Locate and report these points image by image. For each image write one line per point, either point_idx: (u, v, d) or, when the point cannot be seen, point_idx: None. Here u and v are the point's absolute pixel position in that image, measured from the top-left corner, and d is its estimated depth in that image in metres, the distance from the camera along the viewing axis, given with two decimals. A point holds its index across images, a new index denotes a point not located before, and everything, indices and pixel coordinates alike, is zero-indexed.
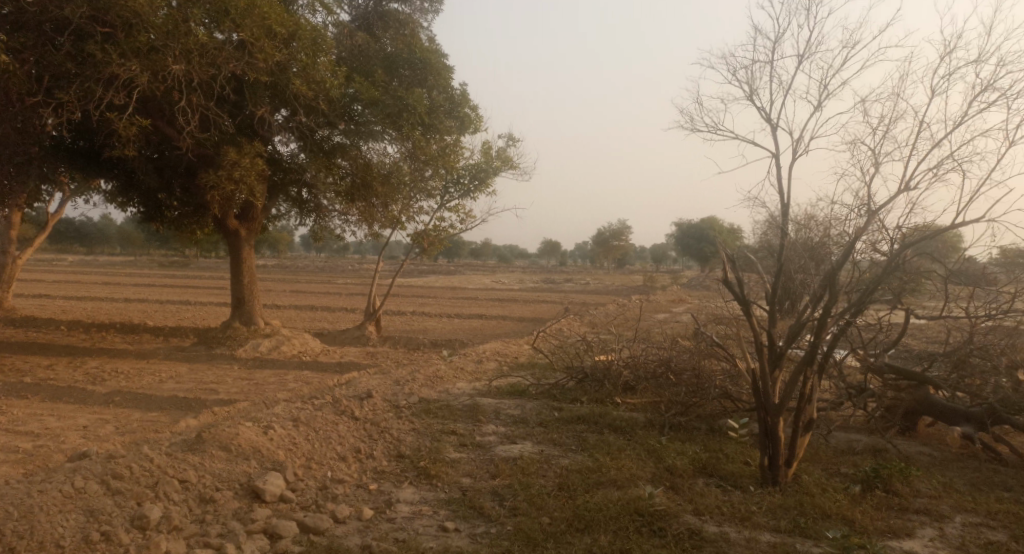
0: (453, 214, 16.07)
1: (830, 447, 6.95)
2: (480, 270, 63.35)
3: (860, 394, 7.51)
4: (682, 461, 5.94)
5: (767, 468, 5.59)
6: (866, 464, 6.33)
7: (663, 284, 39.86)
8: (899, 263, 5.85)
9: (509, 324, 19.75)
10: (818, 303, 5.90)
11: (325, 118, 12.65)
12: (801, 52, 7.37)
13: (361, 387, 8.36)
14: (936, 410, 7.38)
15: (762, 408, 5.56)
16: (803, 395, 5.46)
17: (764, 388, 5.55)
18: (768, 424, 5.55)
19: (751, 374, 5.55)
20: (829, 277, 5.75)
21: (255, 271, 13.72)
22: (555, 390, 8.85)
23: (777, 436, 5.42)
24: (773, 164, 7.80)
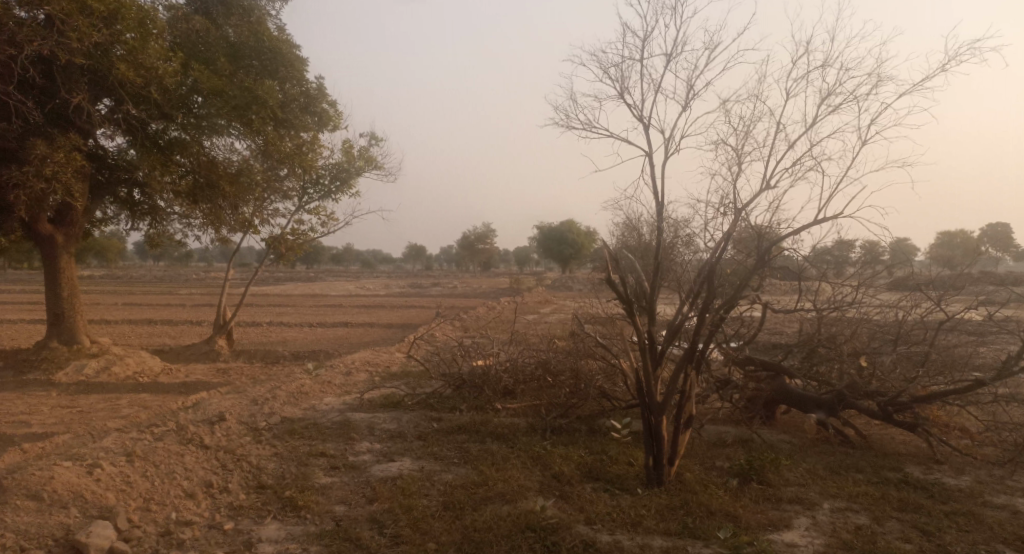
0: (314, 217, 15.14)
1: (705, 440, 7.00)
2: (344, 276, 61.29)
3: (728, 387, 7.63)
4: (569, 467, 5.69)
5: (653, 467, 5.37)
6: (742, 456, 6.39)
7: (531, 286, 40.38)
8: (769, 260, 5.83)
9: (377, 332, 18.97)
10: (696, 298, 5.74)
11: (159, 111, 11.29)
12: (670, 54, 7.41)
13: (212, 409, 7.46)
14: (792, 400, 7.37)
15: (645, 408, 5.28)
16: (686, 393, 5.25)
17: (647, 387, 5.30)
18: (652, 424, 5.28)
19: (633, 372, 5.30)
20: (707, 275, 5.61)
21: (78, 283, 12.13)
22: (431, 399, 8.38)
23: (661, 436, 5.18)
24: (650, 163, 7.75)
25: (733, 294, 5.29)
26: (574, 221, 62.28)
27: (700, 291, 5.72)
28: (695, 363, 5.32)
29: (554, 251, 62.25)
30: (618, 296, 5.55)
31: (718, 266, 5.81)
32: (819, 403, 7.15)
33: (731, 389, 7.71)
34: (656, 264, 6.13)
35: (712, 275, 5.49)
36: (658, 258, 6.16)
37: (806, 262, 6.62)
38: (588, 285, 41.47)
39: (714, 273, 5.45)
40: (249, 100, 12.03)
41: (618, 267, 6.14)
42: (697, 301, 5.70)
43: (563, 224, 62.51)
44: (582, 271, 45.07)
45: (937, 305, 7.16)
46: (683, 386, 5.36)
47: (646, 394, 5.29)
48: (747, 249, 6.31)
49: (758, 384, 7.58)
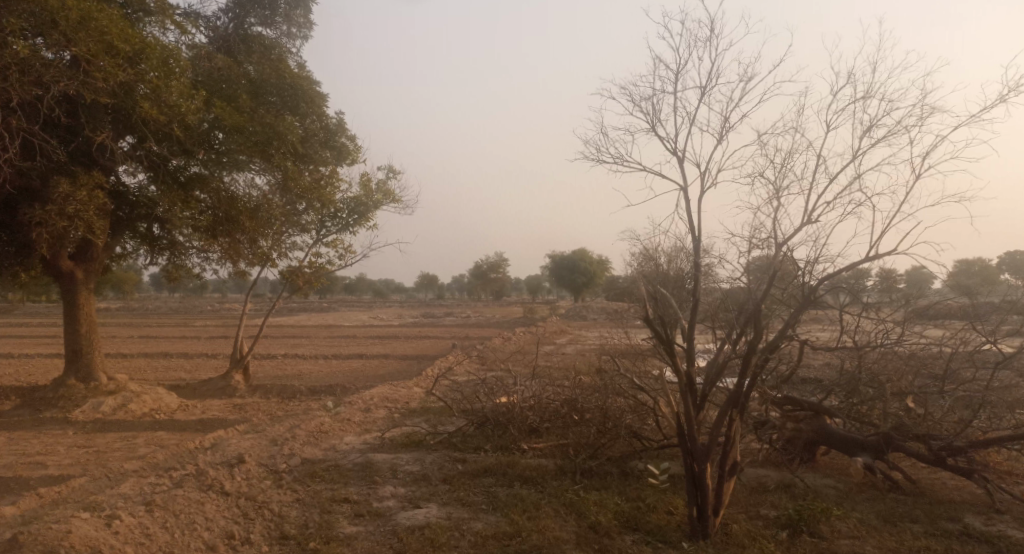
0: (331, 250, 15.09)
1: (745, 485, 6.71)
2: (357, 306, 61.31)
3: (765, 427, 7.35)
4: (605, 516, 5.43)
5: (696, 518, 5.09)
6: (787, 503, 6.12)
7: (545, 316, 40.13)
8: (815, 297, 5.57)
9: (393, 364, 18.77)
10: (739, 337, 5.50)
11: (181, 147, 11.31)
12: (704, 83, 7.25)
13: (230, 450, 7.27)
14: (834, 441, 7.07)
15: (688, 454, 5.04)
16: (731, 438, 5.01)
17: (689, 431, 5.07)
18: (695, 472, 5.03)
19: (674, 416, 5.08)
20: (751, 313, 5.38)
21: (97, 318, 12.06)
22: (454, 438, 8.15)
23: (706, 485, 4.93)
24: (685, 195, 7.59)
25: (783, 333, 5.06)
26: (587, 249, 62.22)
27: (744, 329, 5.48)
28: (740, 406, 5.09)
29: (568, 280, 62.08)
30: (657, 336, 5.34)
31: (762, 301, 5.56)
32: (863, 444, 6.87)
33: (768, 429, 7.43)
34: (695, 302, 5.93)
35: (758, 312, 5.26)
36: (697, 296, 5.95)
37: (852, 298, 6.35)
38: (603, 316, 41.20)
39: (759, 310, 5.23)
40: (269, 136, 12.06)
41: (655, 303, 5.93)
42: (739, 340, 5.47)
43: (576, 253, 62.46)
44: (596, 300, 44.82)
45: (989, 343, 6.84)
46: (728, 431, 5.13)
47: (688, 439, 5.05)
48: (791, 285, 6.06)
49: (797, 425, 7.30)
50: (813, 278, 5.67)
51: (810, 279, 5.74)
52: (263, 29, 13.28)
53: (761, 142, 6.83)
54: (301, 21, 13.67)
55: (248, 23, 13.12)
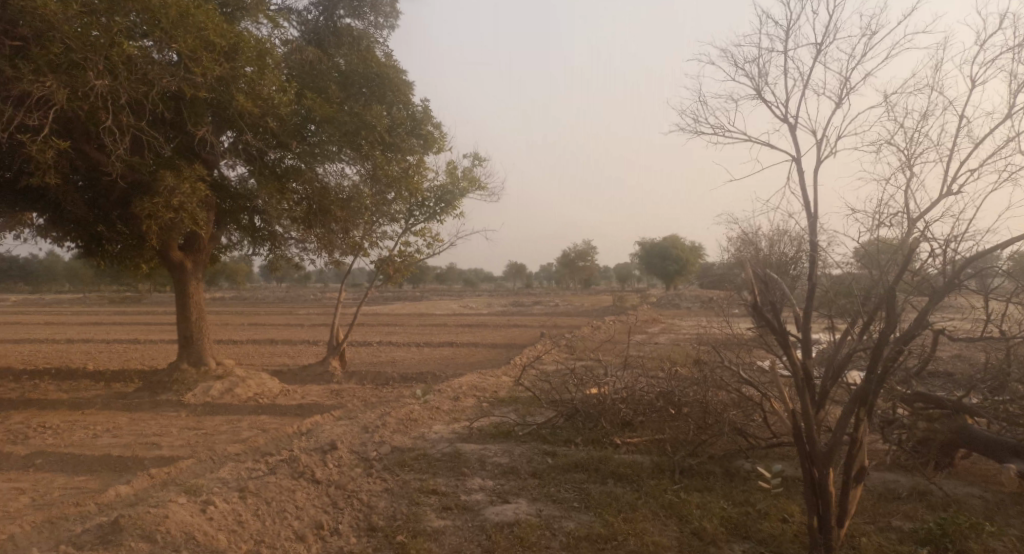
0: (419, 238, 15.19)
1: (870, 493, 6.16)
2: (447, 295, 62.33)
3: (891, 427, 6.73)
4: (711, 522, 5.07)
5: (817, 529, 4.63)
6: (925, 515, 5.55)
7: (635, 304, 39.31)
8: (958, 282, 4.93)
9: (482, 353, 18.80)
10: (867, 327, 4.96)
11: (276, 140, 11.61)
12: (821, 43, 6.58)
13: (323, 437, 7.35)
14: (975, 444, 6.40)
15: (806, 457, 4.61)
16: (857, 441, 4.54)
17: (807, 431, 4.63)
18: (815, 477, 4.60)
19: (791, 416, 4.66)
20: (881, 300, 4.84)
21: (205, 307, 12.59)
22: (544, 430, 7.94)
23: (827, 492, 4.50)
24: (800, 168, 6.99)
25: (917, 325, 4.51)
26: (679, 235, 60.64)
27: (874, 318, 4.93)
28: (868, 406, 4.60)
29: (658, 267, 60.75)
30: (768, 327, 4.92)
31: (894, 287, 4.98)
32: (1010, 448, 6.19)
33: (894, 429, 6.81)
34: (812, 288, 5.42)
35: (891, 301, 4.71)
36: (812, 282, 5.45)
37: (1000, 282, 5.61)
38: (697, 304, 39.98)
39: (892, 299, 4.69)
40: (359, 125, 12.18)
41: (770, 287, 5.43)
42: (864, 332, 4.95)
43: (667, 240, 61.00)
44: (689, 287, 43.56)
45: None
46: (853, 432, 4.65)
47: (807, 442, 4.62)
48: (926, 268, 5.40)
49: (930, 426, 6.65)
50: (951, 262, 5.04)
51: (948, 261, 5.09)
52: (352, 20, 13.39)
53: (890, 107, 6.13)
54: (388, 11, 13.66)
55: (337, 15, 13.28)
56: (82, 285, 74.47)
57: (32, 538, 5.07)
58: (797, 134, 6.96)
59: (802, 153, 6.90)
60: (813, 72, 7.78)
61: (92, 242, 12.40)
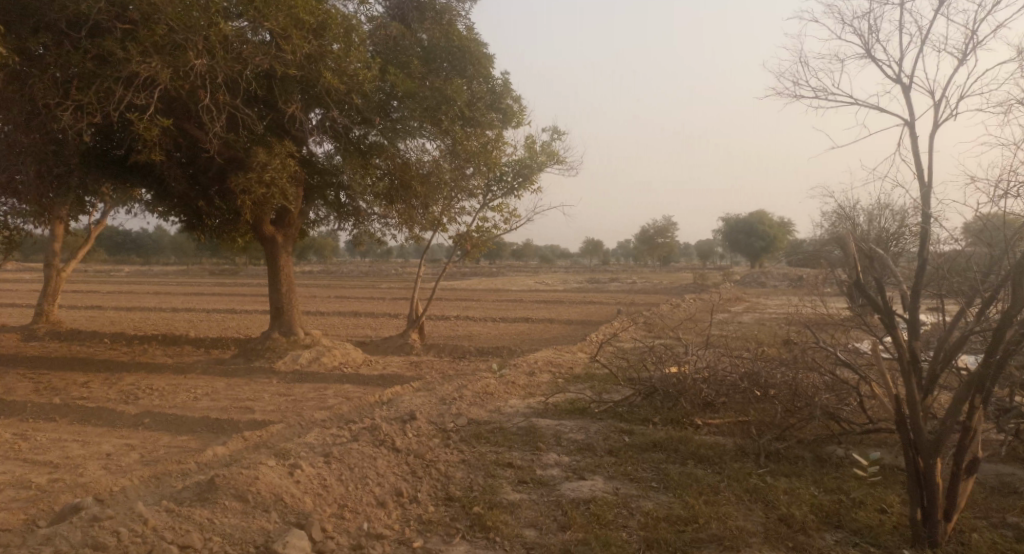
0: (497, 213, 15.25)
1: (978, 486, 5.79)
2: (524, 271, 62.57)
3: (1002, 417, 6.28)
4: (801, 510, 4.88)
5: (921, 523, 4.37)
6: None
7: (716, 282, 38.34)
8: None
9: (559, 328, 18.80)
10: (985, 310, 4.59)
11: (360, 116, 11.82)
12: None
13: (404, 407, 7.53)
14: None
15: (911, 446, 4.35)
16: (968, 430, 4.24)
17: (913, 419, 4.36)
18: (921, 467, 4.34)
19: (896, 402, 4.39)
20: (1002, 281, 4.46)
21: (294, 279, 13.06)
22: (621, 407, 7.86)
23: (934, 483, 4.24)
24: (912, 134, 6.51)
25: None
26: (764, 212, 58.55)
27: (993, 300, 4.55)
28: (982, 393, 4.28)
29: (741, 245, 58.92)
30: (870, 306, 4.64)
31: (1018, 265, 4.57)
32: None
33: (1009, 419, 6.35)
34: (922, 264, 5.07)
35: (1015, 282, 4.33)
36: (923, 259, 5.10)
37: None
38: (782, 283, 38.59)
39: (1015, 280, 4.31)
40: (440, 100, 12.24)
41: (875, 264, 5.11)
42: (981, 313, 4.58)
43: (751, 216, 58.97)
44: (774, 265, 42.00)
45: None
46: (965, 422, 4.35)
47: (911, 429, 4.36)
48: None
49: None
50: None
51: None
52: None
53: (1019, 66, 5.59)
54: None
55: None
56: (182, 257, 79.00)
57: (139, 491, 5.43)
58: (910, 98, 6.48)
59: (915, 119, 6.42)
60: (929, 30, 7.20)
61: (192, 216, 13.07)
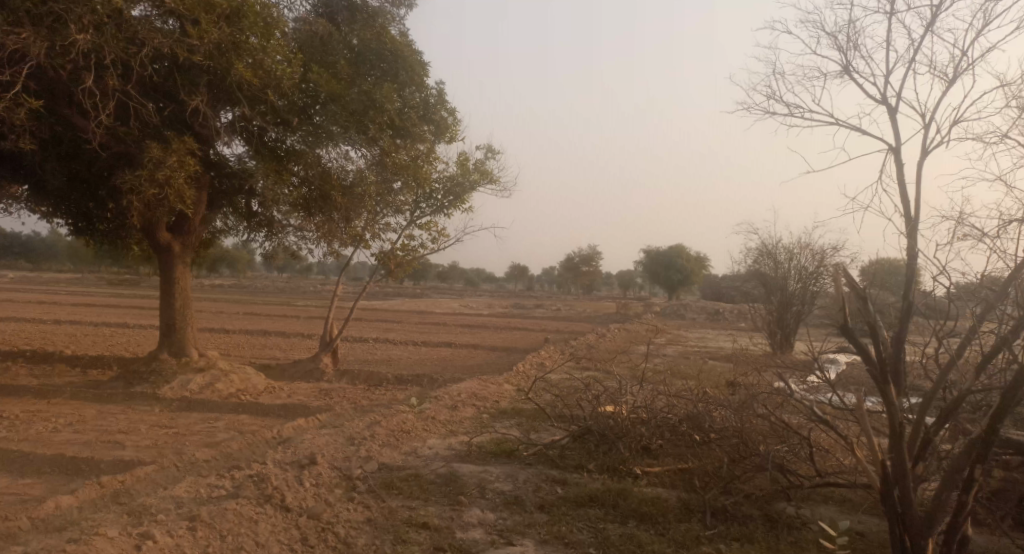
0: (424, 232, 14.36)
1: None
2: (447, 293, 61.40)
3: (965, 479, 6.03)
4: None
5: None
6: None
7: (639, 313, 38.40)
8: None
9: (482, 356, 17.90)
10: (983, 372, 4.53)
11: (276, 117, 10.78)
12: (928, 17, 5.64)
13: (302, 448, 6.49)
14: None
15: (898, 522, 4.35)
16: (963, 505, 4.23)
17: (903, 493, 4.35)
18: (906, 543, 4.34)
19: (886, 471, 4.35)
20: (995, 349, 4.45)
21: (191, 293, 11.70)
22: (553, 452, 7.09)
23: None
24: (894, 162, 6.08)
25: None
26: (684, 246, 59.84)
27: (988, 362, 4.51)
28: (980, 464, 4.23)
29: (661, 277, 59.74)
30: (859, 357, 4.43)
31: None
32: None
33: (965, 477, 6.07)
34: (906, 310, 4.85)
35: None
36: (907, 303, 4.89)
37: None
38: (702, 317, 39.22)
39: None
40: (367, 105, 11.32)
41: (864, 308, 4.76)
42: (976, 372, 4.54)
43: (673, 250, 60.09)
44: (695, 300, 42.68)
45: None
46: (960, 494, 4.30)
47: (901, 504, 4.37)
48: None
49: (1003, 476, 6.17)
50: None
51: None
52: None
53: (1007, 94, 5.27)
54: None
55: None
56: (81, 265, 73.78)
57: None
58: (893, 121, 6.16)
59: (898, 145, 6.07)
60: (910, 53, 6.86)
61: (78, 216, 11.61)
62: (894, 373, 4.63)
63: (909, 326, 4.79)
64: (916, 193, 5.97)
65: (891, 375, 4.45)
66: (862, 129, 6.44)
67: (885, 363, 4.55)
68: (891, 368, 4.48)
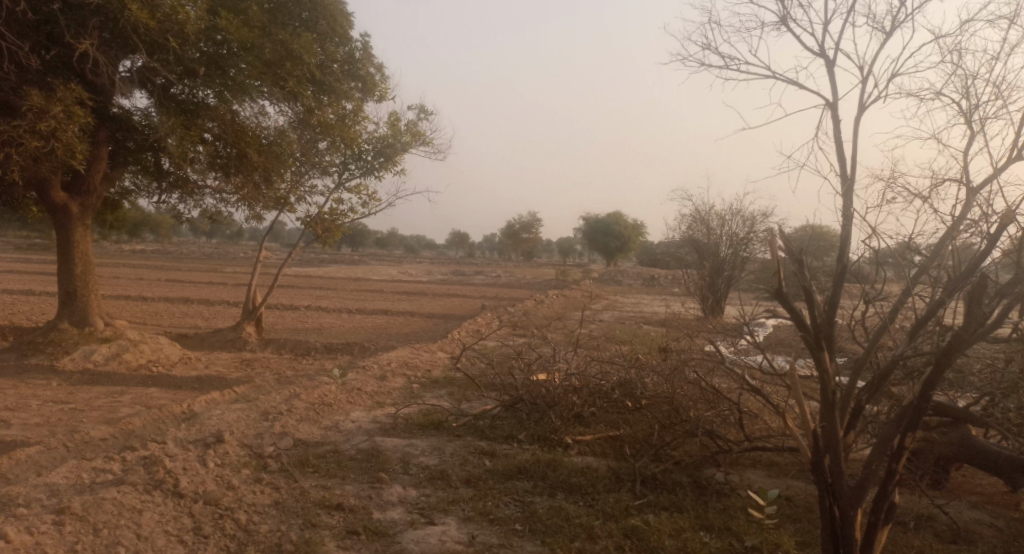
0: (354, 195, 13.73)
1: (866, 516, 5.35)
2: (385, 260, 60.27)
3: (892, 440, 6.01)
4: None
5: None
6: None
7: (577, 279, 38.53)
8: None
9: (418, 323, 17.48)
10: (914, 337, 4.39)
11: (182, 66, 9.94)
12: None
13: (208, 425, 6.00)
14: (978, 457, 5.95)
15: (828, 493, 4.22)
16: (890, 475, 4.11)
17: (834, 463, 4.21)
18: (834, 513, 4.21)
19: (816, 442, 4.19)
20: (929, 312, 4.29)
21: (93, 258, 10.86)
22: (483, 422, 6.80)
23: (850, 534, 4.12)
24: (832, 119, 5.88)
25: (978, 333, 3.89)
26: (622, 213, 60.33)
27: (920, 327, 4.37)
28: (912, 433, 4.10)
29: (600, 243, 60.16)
30: (792, 323, 4.22)
31: (961, 285, 4.28)
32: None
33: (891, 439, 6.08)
34: (840, 274, 4.67)
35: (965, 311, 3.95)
36: (842, 265, 4.67)
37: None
38: (639, 283, 39.69)
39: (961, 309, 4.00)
40: (284, 55, 10.55)
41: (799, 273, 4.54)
42: (908, 338, 4.37)
43: (611, 216, 60.51)
44: (632, 267, 43.08)
45: None
46: (892, 462, 4.17)
47: (830, 474, 4.22)
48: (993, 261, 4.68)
49: (929, 437, 6.20)
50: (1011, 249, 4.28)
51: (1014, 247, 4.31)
52: None
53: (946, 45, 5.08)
54: None
55: None
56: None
57: None
58: (832, 76, 5.95)
59: (835, 101, 5.89)
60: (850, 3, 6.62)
61: None
62: (827, 338, 4.45)
63: (843, 289, 4.59)
64: (853, 149, 5.79)
65: (824, 341, 4.24)
66: (800, 83, 6.21)
67: (818, 328, 4.35)
68: (825, 334, 4.26)
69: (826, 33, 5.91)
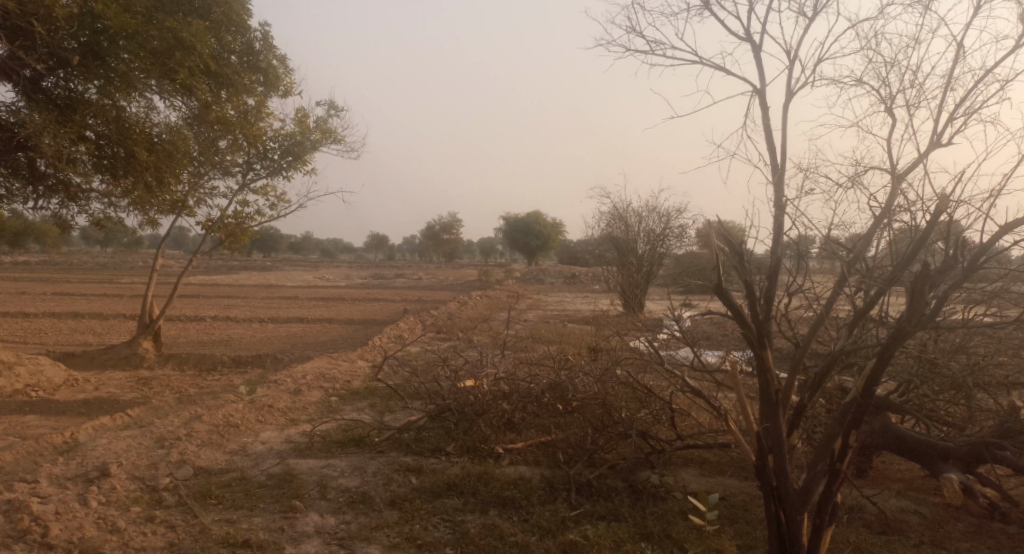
0: (260, 197, 12.94)
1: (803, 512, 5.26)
2: (300, 265, 58.29)
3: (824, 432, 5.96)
4: None
5: None
6: None
7: (499, 279, 38.33)
8: (964, 264, 4.02)
9: (335, 331, 16.72)
10: (854, 329, 4.27)
11: (54, 56, 8.98)
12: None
13: (92, 458, 5.32)
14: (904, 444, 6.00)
15: (775, 496, 4.04)
16: (837, 475, 3.97)
17: (780, 464, 4.04)
18: (782, 517, 4.04)
19: (761, 444, 4.01)
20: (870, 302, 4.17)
21: None
22: (407, 435, 6.35)
23: (798, 537, 3.96)
24: (760, 106, 5.76)
25: (919, 322, 3.80)
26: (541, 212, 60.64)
27: (860, 318, 4.25)
28: (857, 430, 3.98)
29: (519, 243, 60.23)
30: (733, 320, 4.03)
31: (900, 273, 4.18)
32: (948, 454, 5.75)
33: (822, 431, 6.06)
34: (777, 266, 4.51)
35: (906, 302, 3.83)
36: (778, 257, 4.52)
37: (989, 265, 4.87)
38: (560, 281, 39.83)
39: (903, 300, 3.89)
40: (171, 45, 9.71)
41: (736, 266, 4.35)
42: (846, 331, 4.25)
43: (530, 216, 60.70)
44: (553, 265, 43.22)
45: None
46: (838, 461, 4.04)
47: (776, 477, 4.05)
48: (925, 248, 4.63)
49: None
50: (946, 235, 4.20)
51: (947, 232, 4.23)
52: None
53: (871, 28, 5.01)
54: None
55: None
56: None
57: None
58: (758, 61, 5.83)
59: (762, 88, 5.79)
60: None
61: None
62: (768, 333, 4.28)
63: (780, 282, 4.44)
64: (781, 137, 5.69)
65: (766, 337, 4.07)
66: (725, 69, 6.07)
67: (759, 324, 4.16)
68: (766, 329, 4.10)
69: (750, 17, 5.79)
